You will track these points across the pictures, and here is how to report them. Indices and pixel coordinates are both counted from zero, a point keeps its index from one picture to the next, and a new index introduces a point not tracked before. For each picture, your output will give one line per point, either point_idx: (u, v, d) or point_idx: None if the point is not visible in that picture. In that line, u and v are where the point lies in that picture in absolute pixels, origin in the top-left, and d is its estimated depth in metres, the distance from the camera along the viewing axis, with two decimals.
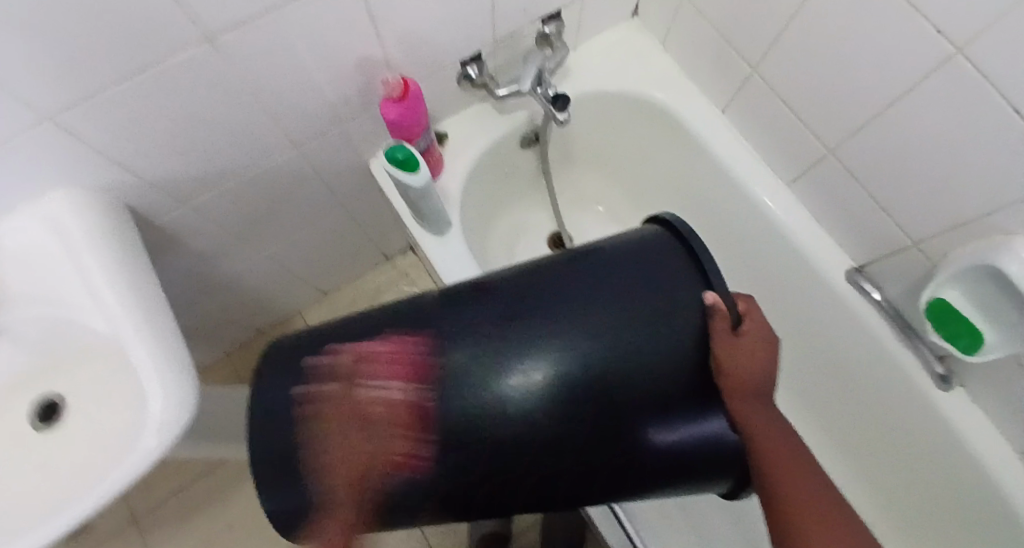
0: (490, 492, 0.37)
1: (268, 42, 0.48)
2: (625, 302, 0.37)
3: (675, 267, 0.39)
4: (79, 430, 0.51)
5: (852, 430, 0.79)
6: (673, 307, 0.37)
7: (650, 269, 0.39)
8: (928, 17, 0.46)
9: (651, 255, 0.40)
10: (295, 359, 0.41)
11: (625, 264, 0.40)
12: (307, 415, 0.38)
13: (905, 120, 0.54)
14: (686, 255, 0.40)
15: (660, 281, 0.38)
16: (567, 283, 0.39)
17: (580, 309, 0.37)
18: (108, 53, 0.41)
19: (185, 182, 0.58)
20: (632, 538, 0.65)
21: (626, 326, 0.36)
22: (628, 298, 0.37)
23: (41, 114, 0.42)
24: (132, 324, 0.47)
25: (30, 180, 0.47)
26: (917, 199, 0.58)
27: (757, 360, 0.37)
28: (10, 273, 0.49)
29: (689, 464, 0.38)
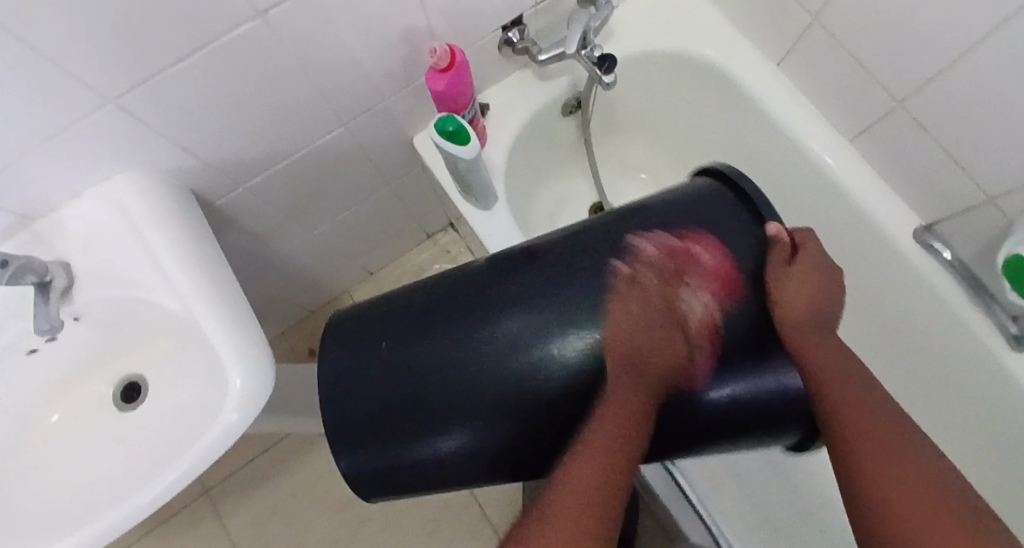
0: (549, 447, 0.38)
1: (313, 19, 0.48)
2: (682, 255, 0.36)
3: (734, 219, 0.37)
4: (161, 406, 0.54)
5: (914, 395, 0.76)
6: (732, 257, 0.36)
7: (706, 220, 0.38)
8: None
9: (705, 205, 0.39)
10: (358, 323, 0.43)
11: (676, 216, 0.39)
12: (376, 371, 0.39)
13: (981, 66, 0.50)
14: (743, 204, 0.39)
15: (716, 231, 0.37)
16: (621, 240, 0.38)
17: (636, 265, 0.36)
18: (157, 36, 0.41)
19: (241, 164, 0.59)
20: (694, 507, 0.66)
21: (681, 275, 0.36)
22: (683, 248, 0.37)
23: (104, 100, 0.43)
24: (201, 301, 0.49)
25: (98, 165, 0.49)
26: (994, 151, 0.54)
27: (817, 291, 0.36)
28: (84, 260, 0.51)
29: (753, 418, 0.37)
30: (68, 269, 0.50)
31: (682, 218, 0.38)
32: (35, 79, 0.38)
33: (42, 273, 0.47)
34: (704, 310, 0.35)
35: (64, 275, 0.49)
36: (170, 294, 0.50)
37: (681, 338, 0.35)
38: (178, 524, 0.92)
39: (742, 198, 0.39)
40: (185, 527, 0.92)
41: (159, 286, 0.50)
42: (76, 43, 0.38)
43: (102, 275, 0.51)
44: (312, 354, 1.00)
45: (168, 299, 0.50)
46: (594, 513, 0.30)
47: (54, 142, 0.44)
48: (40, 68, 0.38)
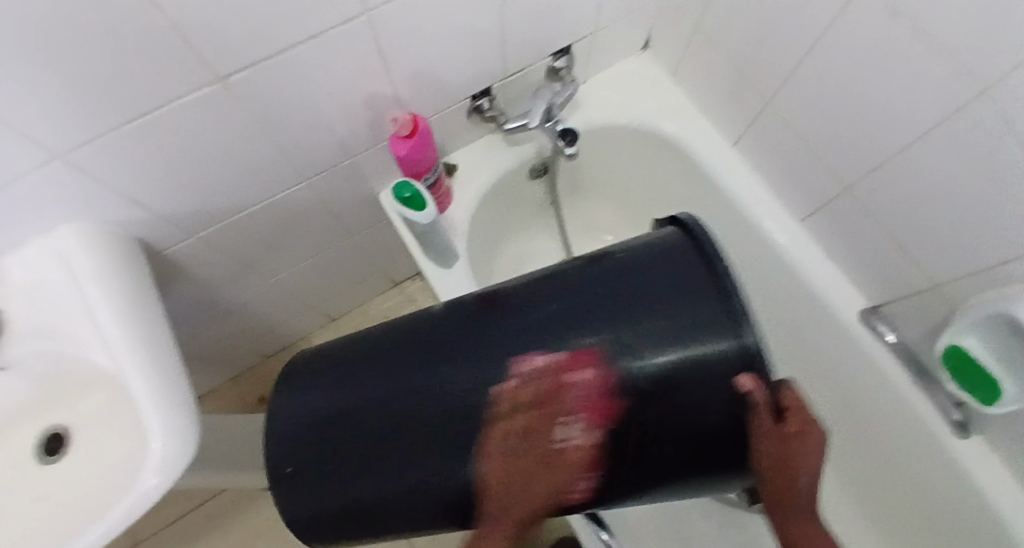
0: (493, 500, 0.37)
1: (278, 80, 0.49)
2: (646, 343, 0.34)
3: (707, 306, 0.34)
4: (80, 460, 0.51)
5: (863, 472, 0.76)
6: (684, 321, 0.34)
7: (662, 285, 0.36)
8: (946, 64, 0.45)
9: (673, 281, 0.36)
10: (311, 368, 0.44)
11: (633, 274, 0.37)
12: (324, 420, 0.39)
13: (917, 160, 0.53)
14: (703, 266, 0.36)
15: (674, 293, 0.35)
16: (586, 313, 0.36)
17: (588, 335, 0.35)
18: (117, 91, 0.41)
19: (196, 214, 0.59)
20: None
21: (621, 337, 0.34)
22: (632, 308, 0.35)
23: (54, 152, 0.43)
24: (131, 356, 0.47)
25: (41, 217, 0.48)
26: (931, 243, 0.57)
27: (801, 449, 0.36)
28: (20, 309, 0.49)
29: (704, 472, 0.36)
30: (1, 318, 0.49)
31: (650, 294, 0.35)
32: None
33: None
34: (584, 450, 0.34)
35: None
36: (101, 350, 0.48)
37: (554, 454, 0.34)
38: None
39: (719, 284, 0.35)
40: None
41: (91, 340, 0.48)
42: (28, 100, 0.38)
43: (35, 325, 0.49)
44: (264, 401, 0.97)
45: (99, 354, 0.48)
46: None
47: (1, 198, 0.43)
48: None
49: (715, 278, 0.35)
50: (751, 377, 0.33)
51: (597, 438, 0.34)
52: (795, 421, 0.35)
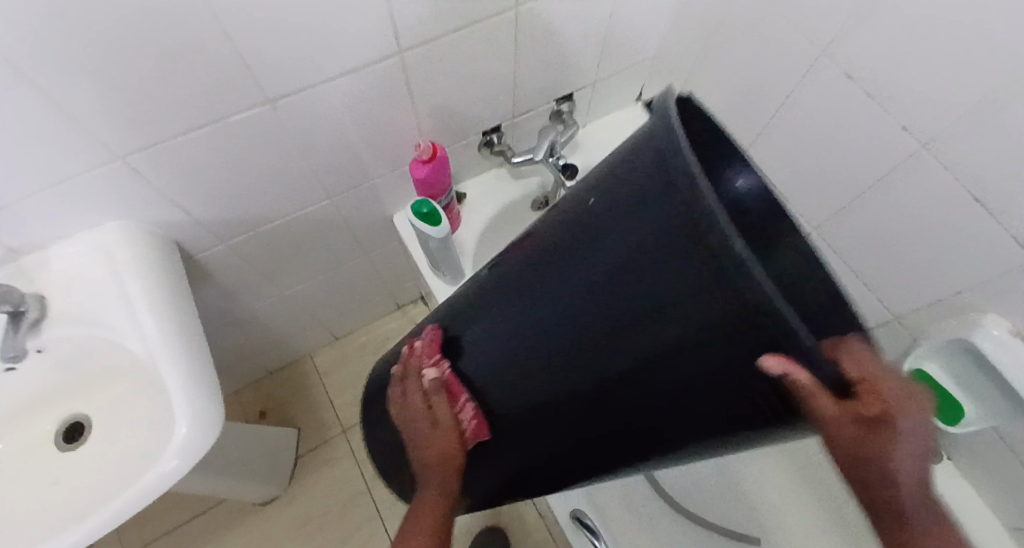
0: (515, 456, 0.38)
1: (320, 106, 0.57)
2: (606, 307, 0.25)
3: (682, 251, 0.21)
4: (98, 448, 0.56)
5: None
6: (652, 280, 0.23)
7: (629, 224, 0.24)
8: (897, 117, 0.53)
9: (651, 214, 0.22)
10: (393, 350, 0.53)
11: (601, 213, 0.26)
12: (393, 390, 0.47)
13: (875, 204, 0.60)
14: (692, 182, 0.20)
15: (635, 237, 0.24)
16: (542, 261, 0.30)
17: (550, 301, 0.29)
18: (187, 104, 0.48)
19: (229, 222, 0.64)
20: None
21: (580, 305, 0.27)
22: (592, 260, 0.26)
23: (121, 153, 0.49)
24: (162, 344, 0.51)
25: (95, 212, 0.54)
26: (894, 279, 0.63)
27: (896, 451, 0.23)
28: (60, 296, 0.53)
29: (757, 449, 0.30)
30: (42, 302, 0.53)
31: (609, 240, 0.25)
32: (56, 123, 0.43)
33: (17, 304, 0.50)
34: (464, 413, 0.36)
35: (37, 307, 0.52)
36: (135, 337, 0.52)
37: (429, 425, 0.38)
38: None
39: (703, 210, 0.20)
40: None
41: (125, 328, 0.53)
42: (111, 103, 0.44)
43: (74, 312, 0.53)
44: (263, 416, 0.99)
45: (131, 341, 0.52)
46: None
47: (60, 188, 0.49)
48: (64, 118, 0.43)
49: (695, 207, 0.20)
50: (778, 364, 0.20)
51: (467, 402, 0.36)
52: (877, 403, 0.22)
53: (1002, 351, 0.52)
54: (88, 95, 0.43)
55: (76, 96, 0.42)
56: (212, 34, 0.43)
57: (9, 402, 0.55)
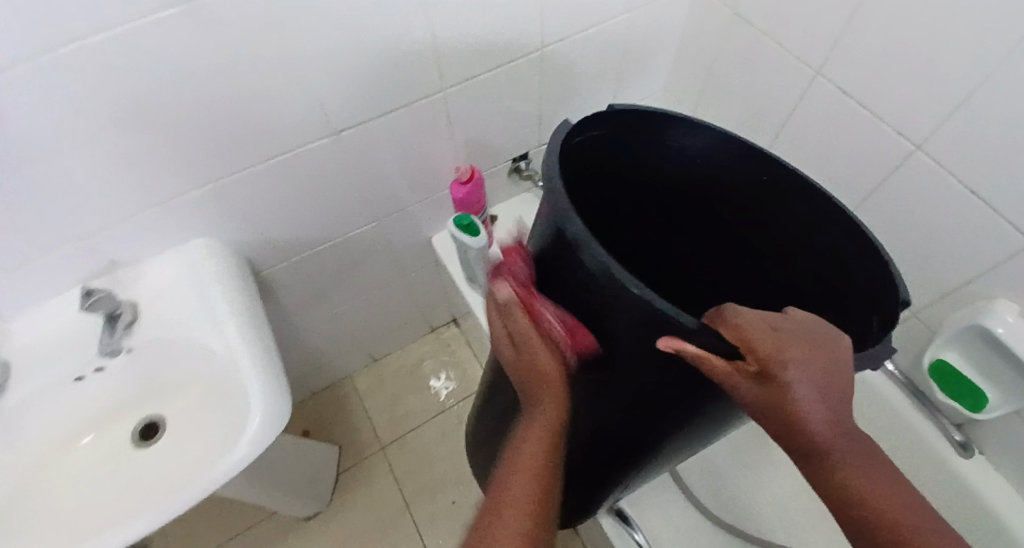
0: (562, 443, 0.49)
1: (376, 137, 0.66)
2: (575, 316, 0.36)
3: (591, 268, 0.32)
4: (173, 445, 0.62)
5: None
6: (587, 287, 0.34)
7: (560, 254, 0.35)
8: (890, 124, 0.59)
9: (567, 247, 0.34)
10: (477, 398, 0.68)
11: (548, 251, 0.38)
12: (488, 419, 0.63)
13: (881, 207, 0.65)
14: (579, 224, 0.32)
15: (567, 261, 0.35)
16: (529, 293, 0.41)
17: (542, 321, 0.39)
18: (270, 135, 0.57)
19: (293, 243, 0.73)
20: None
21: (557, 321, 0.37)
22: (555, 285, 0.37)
23: (213, 178, 0.58)
24: (243, 345, 0.58)
25: (185, 230, 0.62)
26: (910, 275, 0.66)
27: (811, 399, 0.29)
28: (150, 304, 0.61)
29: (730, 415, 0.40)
30: (135, 309, 0.61)
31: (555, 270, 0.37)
32: (169, 152, 0.53)
33: (113, 307, 0.59)
34: (552, 325, 0.37)
35: (131, 312, 0.60)
36: (218, 338, 0.59)
37: (523, 346, 0.38)
38: None
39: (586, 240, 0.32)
40: None
41: (210, 330, 0.59)
42: (211, 135, 0.54)
43: (164, 316, 0.60)
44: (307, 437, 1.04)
45: (215, 342, 0.59)
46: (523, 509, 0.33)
47: (162, 207, 0.58)
48: (174, 146, 0.53)
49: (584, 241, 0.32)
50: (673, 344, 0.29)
51: (551, 312, 0.37)
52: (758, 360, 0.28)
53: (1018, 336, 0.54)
54: (193, 125, 0.52)
55: (187, 129, 0.52)
56: (295, 74, 0.53)
57: (101, 402, 0.63)
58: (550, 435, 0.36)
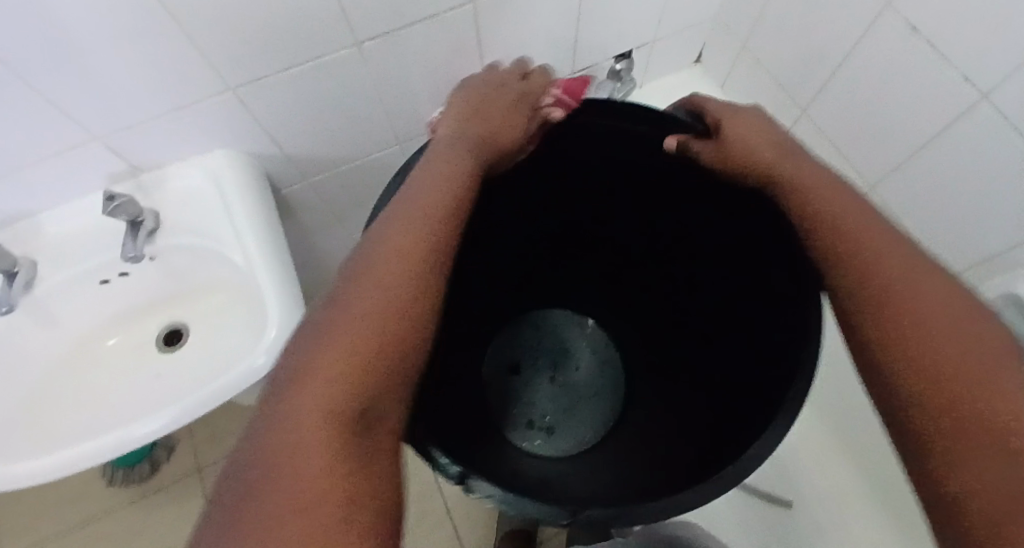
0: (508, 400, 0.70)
1: (401, 54, 0.62)
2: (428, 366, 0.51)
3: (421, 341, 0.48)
4: (196, 350, 0.65)
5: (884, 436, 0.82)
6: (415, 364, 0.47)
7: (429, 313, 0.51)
8: (960, 70, 0.54)
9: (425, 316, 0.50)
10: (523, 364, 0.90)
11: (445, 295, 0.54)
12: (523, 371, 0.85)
13: (935, 162, 0.61)
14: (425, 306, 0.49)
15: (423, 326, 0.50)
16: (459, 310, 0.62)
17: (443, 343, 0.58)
18: (291, 46, 0.55)
19: (314, 162, 0.72)
20: None
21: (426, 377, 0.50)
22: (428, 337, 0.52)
23: (230, 86, 0.56)
24: (261, 257, 0.58)
25: (205, 139, 0.61)
26: (950, 236, 0.63)
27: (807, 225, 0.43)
28: (171, 212, 0.61)
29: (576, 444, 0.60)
30: (157, 216, 0.60)
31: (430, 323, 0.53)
32: (185, 57, 0.51)
33: (135, 214, 0.57)
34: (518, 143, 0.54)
35: (153, 219, 0.59)
36: (237, 249, 0.59)
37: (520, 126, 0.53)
38: (170, 494, 1.01)
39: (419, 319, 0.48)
40: (175, 498, 1.00)
41: (229, 240, 0.59)
42: (228, 41, 0.51)
43: (183, 224, 0.60)
44: None
45: (235, 252, 0.59)
46: (374, 369, 0.34)
47: (180, 114, 0.56)
48: (186, 51, 0.50)
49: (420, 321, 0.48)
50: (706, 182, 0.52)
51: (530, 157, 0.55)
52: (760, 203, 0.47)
53: None
54: (212, 31, 0.49)
55: (203, 34, 0.49)
56: None
57: (129, 305, 0.65)
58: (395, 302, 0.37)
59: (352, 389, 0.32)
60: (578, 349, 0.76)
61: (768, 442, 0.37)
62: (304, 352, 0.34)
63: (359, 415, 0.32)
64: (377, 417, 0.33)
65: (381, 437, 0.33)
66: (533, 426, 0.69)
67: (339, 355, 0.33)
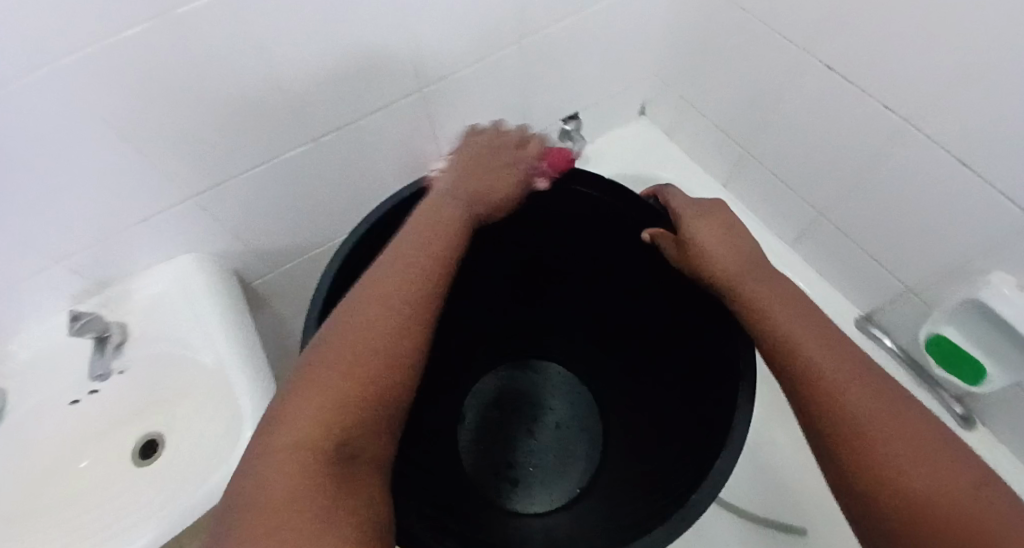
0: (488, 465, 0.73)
1: (356, 145, 0.65)
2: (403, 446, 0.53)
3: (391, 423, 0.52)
4: (172, 461, 0.62)
5: None
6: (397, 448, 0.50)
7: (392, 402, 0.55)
8: (879, 98, 0.58)
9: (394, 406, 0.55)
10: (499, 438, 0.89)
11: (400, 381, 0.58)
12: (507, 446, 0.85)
13: (875, 183, 0.64)
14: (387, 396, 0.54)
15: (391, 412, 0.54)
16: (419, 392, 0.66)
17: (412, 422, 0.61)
18: (250, 150, 0.57)
19: (281, 253, 0.73)
20: None
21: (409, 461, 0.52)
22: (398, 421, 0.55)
23: (193, 193, 0.57)
24: (232, 357, 0.57)
25: (170, 245, 0.61)
26: (901, 250, 0.66)
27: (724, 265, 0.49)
28: (138, 322, 0.60)
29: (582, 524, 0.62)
30: (125, 328, 0.59)
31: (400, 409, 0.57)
32: (143, 169, 0.52)
33: (101, 329, 0.56)
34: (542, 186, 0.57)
35: (120, 331, 0.58)
36: (209, 352, 0.58)
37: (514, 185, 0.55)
38: None
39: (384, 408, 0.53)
40: None
41: (199, 343, 0.59)
42: (187, 152, 0.53)
43: (151, 333, 0.59)
44: None
45: (206, 355, 0.58)
46: (360, 394, 0.37)
47: (143, 225, 0.57)
48: (144, 164, 0.51)
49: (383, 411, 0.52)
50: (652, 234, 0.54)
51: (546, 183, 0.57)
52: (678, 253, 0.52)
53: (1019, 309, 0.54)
54: (174, 143, 0.51)
55: (163, 149, 0.51)
56: (270, 85, 0.52)
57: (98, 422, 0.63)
58: (386, 335, 0.40)
59: (329, 424, 0.35)
60: (554, 405, 0.79)
61: (722, 473, 0.40)
62: (297, 383, 0.37)
63: (342, 453, 0.35)
64: (356, 449, 0.36)
65: (359, 468, 0.36)
66: (501, 474, 0.72)
67: (321, 387, 0.36)
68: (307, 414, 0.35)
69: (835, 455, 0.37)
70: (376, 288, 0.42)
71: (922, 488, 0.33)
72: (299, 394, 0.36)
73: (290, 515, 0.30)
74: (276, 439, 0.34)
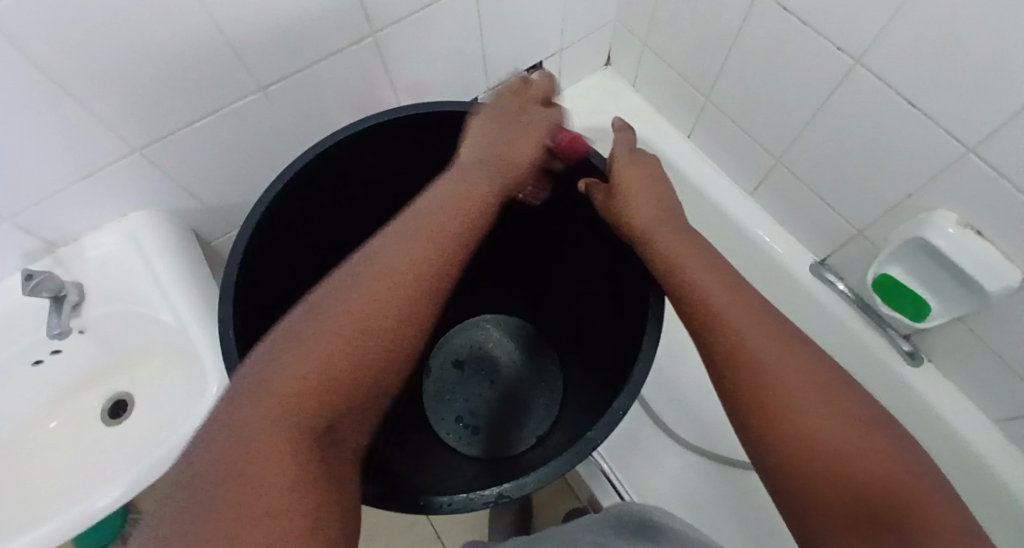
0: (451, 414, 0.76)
1: (306, 95, 0.64)
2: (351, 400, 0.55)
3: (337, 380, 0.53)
4: (139, 417, 0.64)
5: None
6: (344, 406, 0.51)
7: None
8: (832, 39, 0.58)
9: None
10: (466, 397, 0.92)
11: None
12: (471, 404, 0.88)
13: (828, 127, 0.65)
14: None
15: None
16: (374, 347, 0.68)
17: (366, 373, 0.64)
18: (194, 101, 0.55)
19: (238, 209, 0.72)
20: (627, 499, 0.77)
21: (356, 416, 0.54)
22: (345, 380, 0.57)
23: (137, 147, 0.56)
24: (189, 312, 0.58)
25: (120, 203, 0.60)
26: (851, 194, 0.68)
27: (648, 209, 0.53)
28: (94, 281, 0.60)
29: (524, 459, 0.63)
30: (81, 288, 0.58)
31: None
32: (81, 124, 0.50)
33: (57, 289, 0.55)
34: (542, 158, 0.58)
35: (76, 291, 0.57)
36: (166, 308, 0.58)
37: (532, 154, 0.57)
38: None
39: None
40: None
41: (156, 300, 0.59)
42: (127, 104, 0.51)
43: (107, 292, 0.59)
44: None
45: (164, 311, 0.58)
46: (343, 374, 0.34)
47: (88, 182, 0.56)
48: (82, 118, 0.50)
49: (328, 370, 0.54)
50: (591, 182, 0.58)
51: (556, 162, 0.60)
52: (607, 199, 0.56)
53: (957, 245, 0.56)
54: (110, 95, 0.49)
55: (101, 102, 0.50)
56: (207, 32, 0.50)
57: (63, 381, 0.63)
58: (380, 314, 0.37)
59: (307, 403, 0.32)
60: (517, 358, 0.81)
61: (612, 421, 0.43)
62: (269, 360, 0.34)
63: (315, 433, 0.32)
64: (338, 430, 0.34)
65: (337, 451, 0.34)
66: (460, 423, 0.75)
67: (299, 367, 0.33)
68: (280, 394, 0.32)
69: (755, 385, 0.39)
70: (379, 266, 0.40)
71: (827, 443, 0.34)
72: (272, 376, 0.33)
73: (256, 494, 0.28)
74: (242, 415, 0.31)
